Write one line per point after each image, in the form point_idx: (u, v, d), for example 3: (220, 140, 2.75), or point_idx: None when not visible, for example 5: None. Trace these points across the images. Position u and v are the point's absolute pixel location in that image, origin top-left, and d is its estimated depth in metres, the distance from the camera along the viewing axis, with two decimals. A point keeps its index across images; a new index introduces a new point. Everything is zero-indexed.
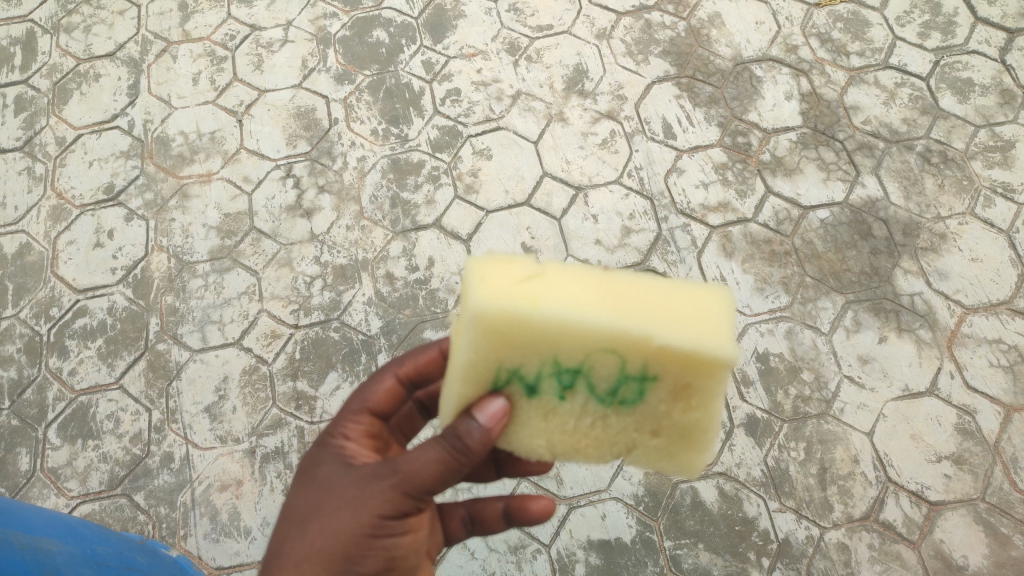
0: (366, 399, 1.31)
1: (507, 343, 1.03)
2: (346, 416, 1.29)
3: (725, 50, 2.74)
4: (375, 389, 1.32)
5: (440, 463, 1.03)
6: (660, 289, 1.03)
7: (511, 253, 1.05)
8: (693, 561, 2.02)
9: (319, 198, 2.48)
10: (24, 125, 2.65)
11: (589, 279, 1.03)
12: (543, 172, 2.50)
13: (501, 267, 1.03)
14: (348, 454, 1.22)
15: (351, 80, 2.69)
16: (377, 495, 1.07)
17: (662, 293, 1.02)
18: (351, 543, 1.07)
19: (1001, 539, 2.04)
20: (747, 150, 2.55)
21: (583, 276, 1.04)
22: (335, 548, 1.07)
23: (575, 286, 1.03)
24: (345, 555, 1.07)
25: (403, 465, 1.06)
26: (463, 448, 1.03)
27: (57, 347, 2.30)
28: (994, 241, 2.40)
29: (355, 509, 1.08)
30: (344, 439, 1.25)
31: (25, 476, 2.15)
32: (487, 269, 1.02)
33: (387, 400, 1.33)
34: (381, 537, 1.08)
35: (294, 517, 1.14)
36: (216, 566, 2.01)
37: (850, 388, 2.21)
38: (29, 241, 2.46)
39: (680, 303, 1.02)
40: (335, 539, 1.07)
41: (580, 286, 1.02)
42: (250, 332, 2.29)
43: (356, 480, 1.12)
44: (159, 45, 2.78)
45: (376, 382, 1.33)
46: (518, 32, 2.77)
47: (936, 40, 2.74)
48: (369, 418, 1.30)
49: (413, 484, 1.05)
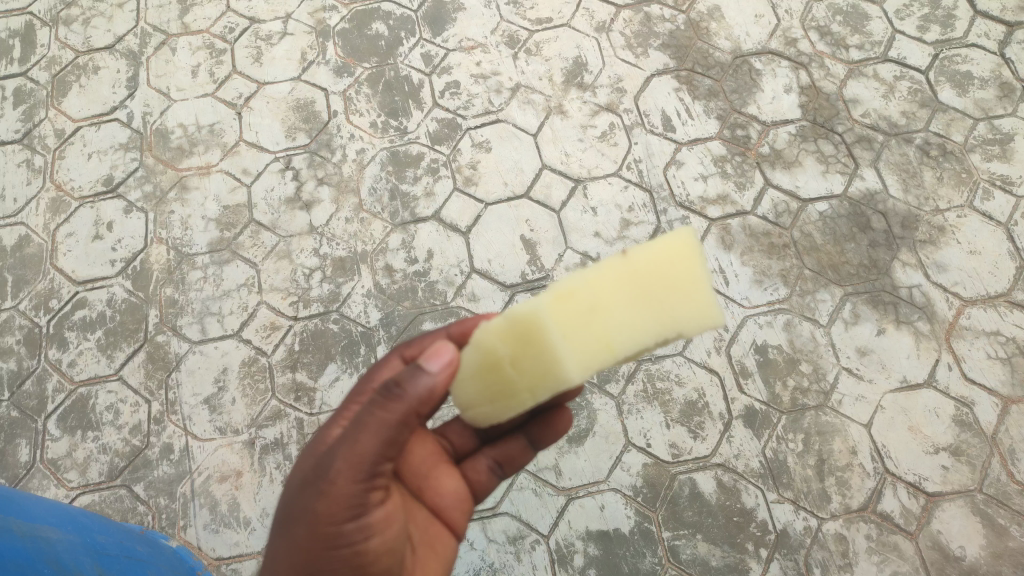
0: (371, 381, 1.32)
1: None
2: (350, 400, 1.29)
3: (725, 42, 2.74)
4: (382, 371, 1.34)
5: None
6: (671, 255, 1.14)
7: (568, 286, 1.13)
8: (691, 552, 2.02)
9: (319, 190, 2.48)
10: (23, 117, 2.65)
11: (630, 286, 1.13)
12: (542, 164, 2.50)
13: (566, 312, 1.12)
14: (337, 442, 1.23)
15: (350, 72, 2.69)
16: None
17: (675, 263, 1.14)
18: (337, 549, 1.09)
19: (998, 529, 2.04)
20: (746, 143, 2.55)
21: (621, 284, 1.13)
22: (302, 548, 1.10)
23: (623, 300, 1.13)
24: (310, 557, 1.10)
25: None
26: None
27: (57, 339, 2.30)
28: (993, 234, 2.41)
29: (316, 511, 1.10)
30: (342, 423, 1.26)
31: (25, 467, 2.15)
32: (557, 320, 1.12)
33: None
34: (340, 541, 1.10)
35: (279, 509, 1.19)
36: (216, 556, 2.02)
37: (849, 380, 2.22)
38: (28, 233, 2.46)
39: (675, 268, 1.13)
40: (322, 546, 1.09)
41: (628, 301, 1.13)
42: (249, 324, 2.29)
43: (338, 481, 1.11)
44: (158, 38, 2.78)
45: (382, 365, 1.35)
46: (517, 25, 2.77)
47: (935, 33, 2.74)
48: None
49: None
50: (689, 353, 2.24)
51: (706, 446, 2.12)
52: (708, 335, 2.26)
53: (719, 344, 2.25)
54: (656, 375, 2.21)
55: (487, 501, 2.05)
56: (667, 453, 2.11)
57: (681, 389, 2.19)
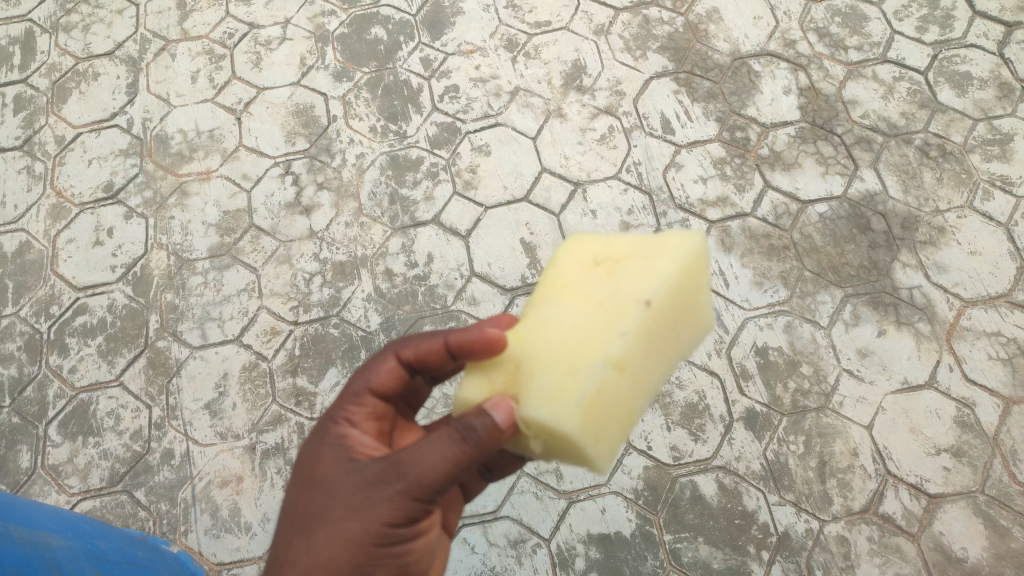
0: (368, 380, 1.29)
1: None
2: (349, 398, 1.27)
3: (724, 45, 2.74)
4: (377, 371, 1.29)
5: (447, 460, 1.04)
6: (680, 294, 1.21)
7: (599, 393, 1.10)
8: (693, 555, 2.02)
9: (318, 194, 2.48)
10: (23, 124, 2.66)
11: (649, 350, 1.18)
12: (542, 168, 2.50)
13: (599, 417, 1.12)
14: (350, 443, 1.20)
15: (349, 77, 2.69)
16: (384, 503, 1.06)
17: (682, 300, 1.22)
18: (360, 553, 1.08)
19: (1001, 531, 2.04)
20: (746, 145, 2.56)
21: (642, 345, 1.15)
22: (344, 558, 1.07)
23: (645, 368, 1.18)
24: (357, 565, 1.08)
25: (409, 469, 1.06)
26: (473, 440, 1.05)
27: (57, 345, 2.30)
28: (993, 234, 2.40)
29: (363, 519, 1.07)
30: (348, 423, 1.24)
31: (26, 473, 2.15)
32: (594, 429, 1.11)
33: (387, 382, 1.30)
34: (390, 545, 1.09)
35: (298, 521, 1.14)
36: (217, 562, 2.02)
37: (849, 381, 2.21)
38: (29, 239, 2.47)
39: (686, 291, 1.22)
40: (344, 550, 1.07)
41: (647, 366, 1.19)
42: (250, 329, 2.30)
43: (358, 484, 1.10)
44: (157, 44, 2.79)
45: (377, 364, 1.30)
46: (516, 28, 2.77)
47: (934, 34, 2.74)
48: (373, 399, 1.28)
49: (421, 486, 1.05)
50: (690, 356, 2.23)
51: (707, 449, 2.12)
52: (708, 337, 2.26)
53: (719, 346, 2.25)
54: None
55: (488, 505, 2.05)
56: (668, 456, 2.11)
57: (681, 391, 2.19)
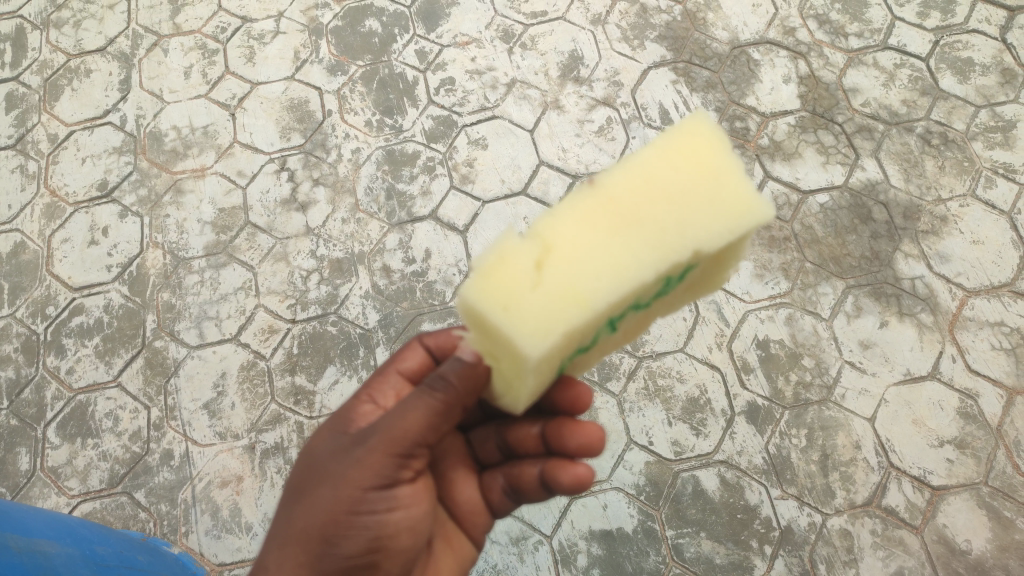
0: (396, 363, 1.32)
1: (570, 348, 1.05)
2: (373, 379, 1.30)
3: (722, 33, 2.70)
4: (406, 356, 1.33)
5: (421, 409, 1.02)
6: (656, 171, 1.08)
7: (508, 251, 1.04)
8: (695, 550, 2.01)
9: (314, 190, 2.46)
10: (15, 122, 2.63)
11: (598, 224, 1.05)
12: (540, 161, 2.47)
13: (514, 282, 1.02)
14: (352, 418, 1.22)
15: (344, 71, 2.66)
16: (357, 464, 1.06)
17: (657, 177, 1.08)
18: (330, 522, 1.05)
19: (1004, 522, 2.03)
20: (745, 134, 2.53)
21: (590, 215, 1.06)
22: (314, 527, 1.06)
23: (589, 242, 1.04)
24: (326, 535, 1.06)
25: (384, 424, 1.05)
26: (444, 387, 1.02)
27: (54, 346, 2.29)
28: (996, 223, 2.38)
29: (336, 485, 1.06)
30: (362, 400, 1.26)
31: (25, 475, 2.14)
32: (499, 291, 1.01)
33: (413, 368, 1.32)
34: (362, 515, 1.05)
35: (291, 491, 1.16)
36: (218, 562, 2.01)
37: (852, 373, 2.20)
38: (23, 239, 2.44)
39: (664, 167, 1.09)
40: (315, 517, 1.06)
41: (602, 242, 1.04)
42: (247, 328, 2.28)
43: (338, 454, 1.11)
44: (149, 40, 2.75)
45: (407, 351, 1.34)
46: (512, 19, 2.74)
47: (935, 20, 2.70)
48: (398, 381, 1.30)
49: (394, 442, 1.04)
50: (691, 350, 2.22)
51: (709, 443, 2.11)
52: (709, 330, 2.24)
53: (720, 340, 2.23)
54: (658, 372, 2.19)
55: None
56: (670, 451, 2.10)
57: (683, 385, 2.18)
